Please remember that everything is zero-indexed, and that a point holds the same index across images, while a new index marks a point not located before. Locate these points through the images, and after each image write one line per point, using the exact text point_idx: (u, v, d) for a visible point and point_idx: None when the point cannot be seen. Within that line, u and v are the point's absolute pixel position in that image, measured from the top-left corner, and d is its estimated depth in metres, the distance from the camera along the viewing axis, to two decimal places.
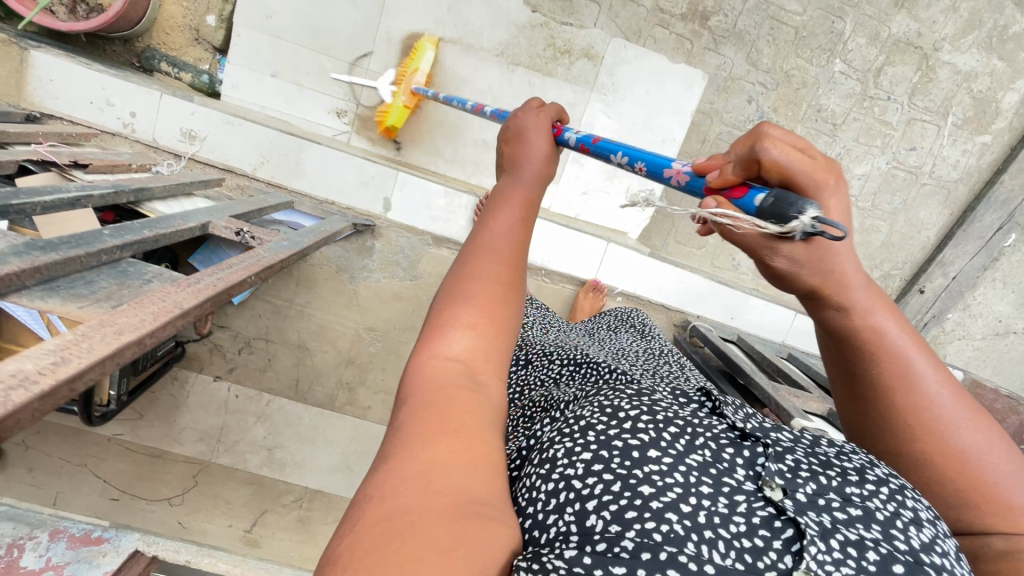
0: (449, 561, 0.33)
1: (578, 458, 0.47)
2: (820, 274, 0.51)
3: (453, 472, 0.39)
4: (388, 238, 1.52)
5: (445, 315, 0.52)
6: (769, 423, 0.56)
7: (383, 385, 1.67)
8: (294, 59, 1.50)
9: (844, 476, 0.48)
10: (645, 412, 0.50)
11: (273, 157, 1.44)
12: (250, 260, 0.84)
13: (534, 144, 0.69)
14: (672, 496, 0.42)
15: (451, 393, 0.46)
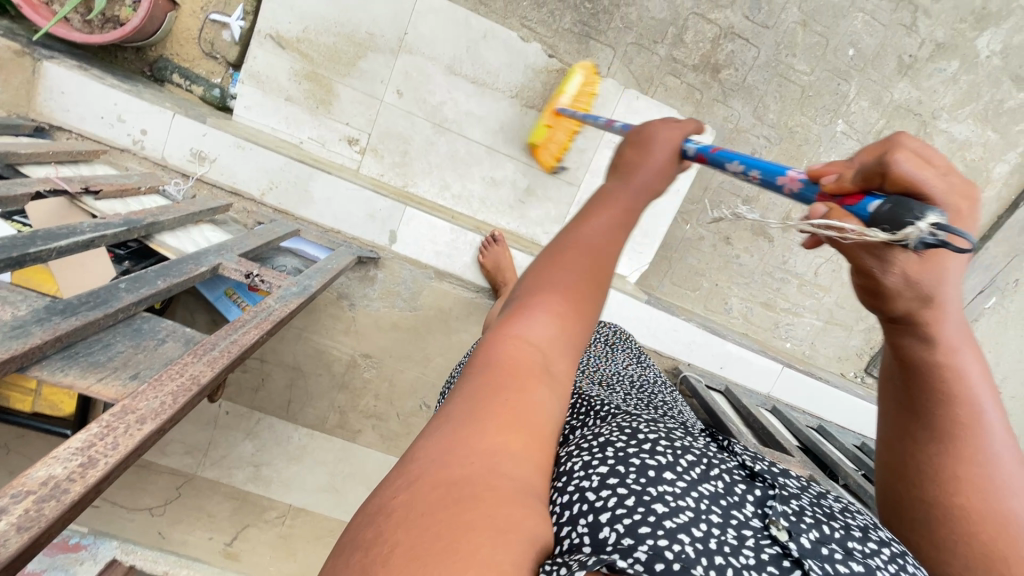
0: (503, 542, 0.35)
1: (594, 471, 0.51)
2: (921, 295, 0.46)
3: (516, 463, 0.41)
4: (392, 269, 1.57)
5: (527, 302, 0.53)
6: (776, 466, 0.58)
7: (375, 410, 1.68)
8: (310, 87, 1.52)
9: (848, 530, 0.49)
10: (662, 439, 0.54)
11: (282, 183, 1.46)
12: (263, 314, 0.86)
13: (656, 155, 0.64)
14: (685, 519, 0.45)
15: (528, 385, 0.46)
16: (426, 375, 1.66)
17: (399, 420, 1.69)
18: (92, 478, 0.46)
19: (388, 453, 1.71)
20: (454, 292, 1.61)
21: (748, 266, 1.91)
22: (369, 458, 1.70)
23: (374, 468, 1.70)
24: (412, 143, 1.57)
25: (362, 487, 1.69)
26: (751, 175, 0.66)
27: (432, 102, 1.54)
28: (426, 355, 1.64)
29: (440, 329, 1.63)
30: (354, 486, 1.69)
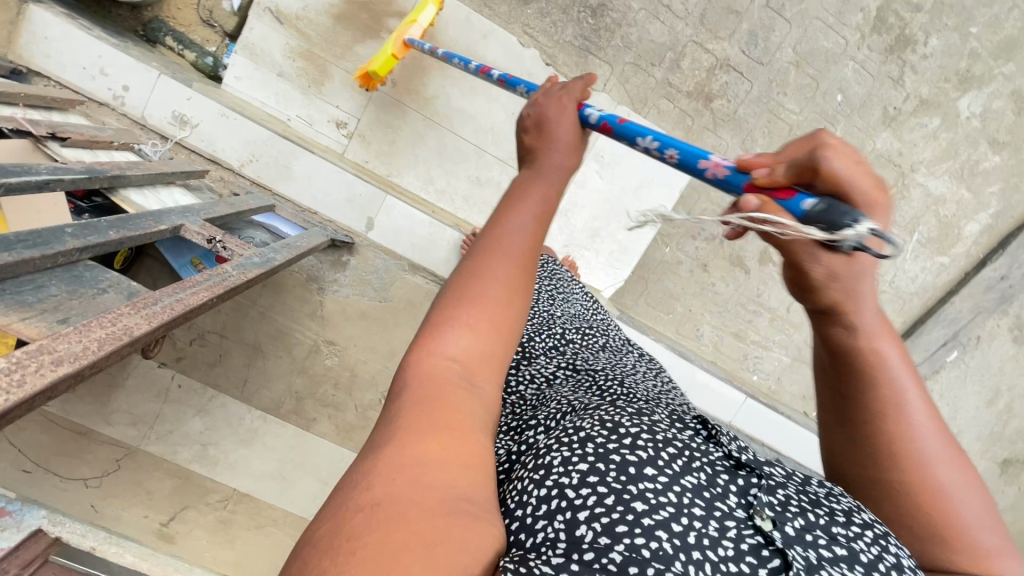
0: (436, 556, 0.34)
1: (574, 468, 0.47)
2: (844, 289, 0.50)
3: (449, 468, 0.40)
4: (366, 256, 1.55)
5: (448, 308, 0.51)
6: (760, 457, 0.58)
7: (333, 400, 1.63)
8: (303, 66, 1.50)
9: (833, 515, 0.49)
10: (643, 431, 0.51)
11: (263, 158, 1.44)
12: (217, 279, 0.83)
13: (563, 130, 0.64)
14: (664, 517, 0.44)
15: (453, 394, 0.46)
16: (389, 369, 1.62)
17: (357, 412, 1.64)
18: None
19: (341, 445, 1.65)
20: (427, 287, 1.58)
21: (723, 295, 1.92)
22: (321, 449, 1.64)
23: (324, 461, 1.64)
24: (401, 134, 1.56)
25: (310, 477, 1.63)
26: (668, 153, 0.66)
27: (425, 94, 1.54)
28: (391, 349, 1.61)
29: (409, 324, 1.60)
30: (302, 477, 1.63)
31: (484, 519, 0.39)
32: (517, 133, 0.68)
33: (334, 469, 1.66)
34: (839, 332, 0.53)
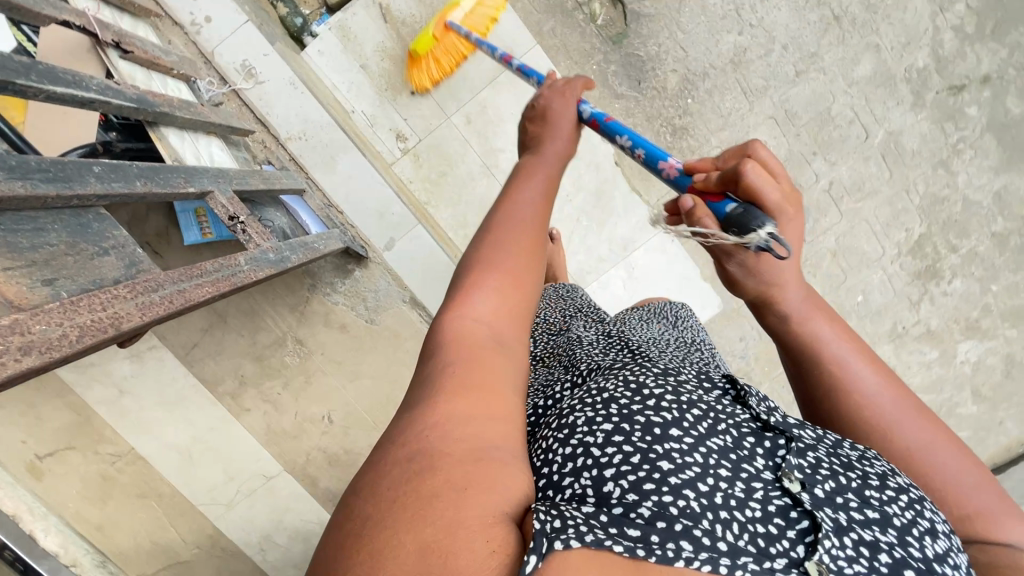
0: (465, 498, 0.38)
1: (599, 427, 0.50)
2: (763, 280, 0.63)
3: (474, 408, 0.45)
4: (372, 274, 1.48)
5: (470, 280, 0.57)
6: (790, 417, 0.57)
7: (275, 398, 1.51)
8: (388, 68, 1.47)
9: (865, 478, 0.51)
10: (667, 392, 0.53)
11: (313, 140, 1.40)
12: (226, 272, 0.76)
13: (562, 122, 0.75)
14: (691, 474, 0.46)
15: (478, 345, 0.52)
16: (344, 389, 1.52)
17: (293, 420, 1.53)
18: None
19: (264, 445, 1.53)
20: (419, 326, 1.52)
21: None
22: (243, 441, 1.53)
23: (240, 453, 1.53)
24: (454, 169, 1.52)
25: (219, 465, 1.52)
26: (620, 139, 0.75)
27: (493, 145, 1.52)
28: (356, 371, 1.51)
29: (384, 353, 1.51)
30: (208, 462, 1.52)
31: (517, 464, 0.43)
32: (524, 119, 0.79)
33: (245, 465, 1.54)
34: (773, 321, 0.66)
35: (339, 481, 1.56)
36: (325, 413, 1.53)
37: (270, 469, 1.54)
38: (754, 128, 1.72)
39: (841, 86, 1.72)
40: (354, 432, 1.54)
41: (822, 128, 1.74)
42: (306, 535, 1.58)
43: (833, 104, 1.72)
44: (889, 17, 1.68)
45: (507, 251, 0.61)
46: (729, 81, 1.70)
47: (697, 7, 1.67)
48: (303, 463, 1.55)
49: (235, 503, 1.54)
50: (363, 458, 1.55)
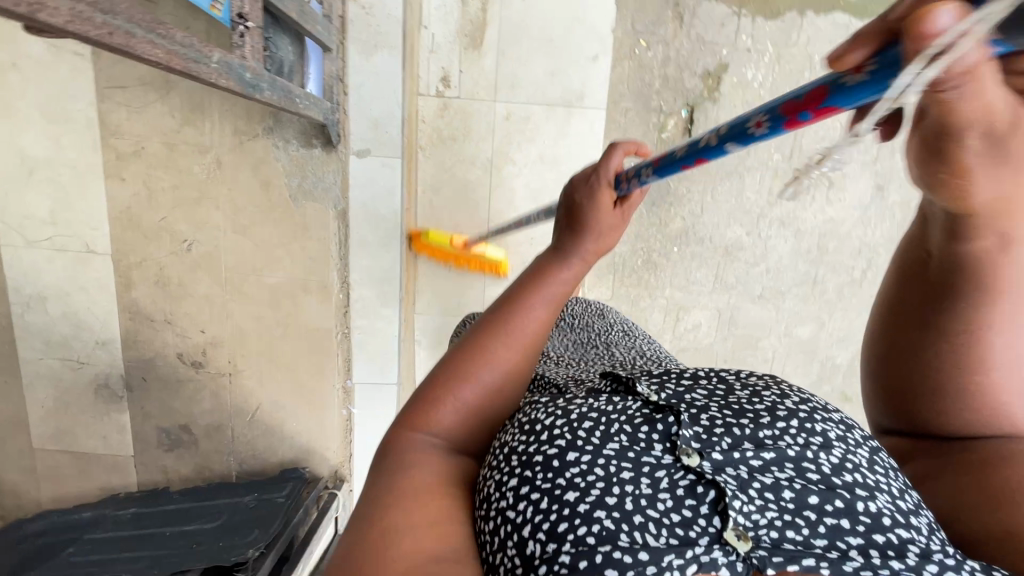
0: None
1: (507, 488, 0.51)
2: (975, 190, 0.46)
3: (413, 518, 0.50)
4: (328, 161, 1.39)
5: (414, 410, 0.63)
6: (682, 384, 0.61)
7: (157, 191, 1.43)
8: (482, 21, 1.47)
9: (756, 419, 0.54)
10: (557, 416, 0.55)
11: (371, 18, 1.34)
12: (189, 55, 0.71)
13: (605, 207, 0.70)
14: (597, 495, 0.48)
15: (427, 469, 0.57)
16: (224, 233, 1.45)
17: (156, 222, 1.45)
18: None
19: (109, 221, 1.45)
20: (331, 236, 1.44)
21: None
22: (93, 202, 1.44)
23: (83, 210, 1.44)
24: (467, 143, 1.54)
25: (54, 203, 1.43)
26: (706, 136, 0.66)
27: (510, 152, 1.55)
28: (247, 225, 1.44)
29: (283, 232, 1.43)
30: (46, 193, 1.42)
31: (459, 559, 0.48)
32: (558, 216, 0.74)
33: (77, 223, 1.45)
34: (988, 241, 0.52)
35: (152, 300, 1.50)
36: (189, 238, 1.45)
37: (96, 243, 1.46)
38: (700, 306, 1.93)
39: (777, 328, 1.95)
40: (199, 274, 1.48)
41: (742, 346, 1.98)
42: (81, 321, 1.52)
43: (762, 336, 1.97)
44: (845, 312, 1.93)
45: (485, 375, 0.63)
46: (710, 260, 1.88)
47: (736, 189, 1.81)
48: (133, 263, 1.48)
49: (39, 244, 1.46)
50: (189, 300, 1.50)
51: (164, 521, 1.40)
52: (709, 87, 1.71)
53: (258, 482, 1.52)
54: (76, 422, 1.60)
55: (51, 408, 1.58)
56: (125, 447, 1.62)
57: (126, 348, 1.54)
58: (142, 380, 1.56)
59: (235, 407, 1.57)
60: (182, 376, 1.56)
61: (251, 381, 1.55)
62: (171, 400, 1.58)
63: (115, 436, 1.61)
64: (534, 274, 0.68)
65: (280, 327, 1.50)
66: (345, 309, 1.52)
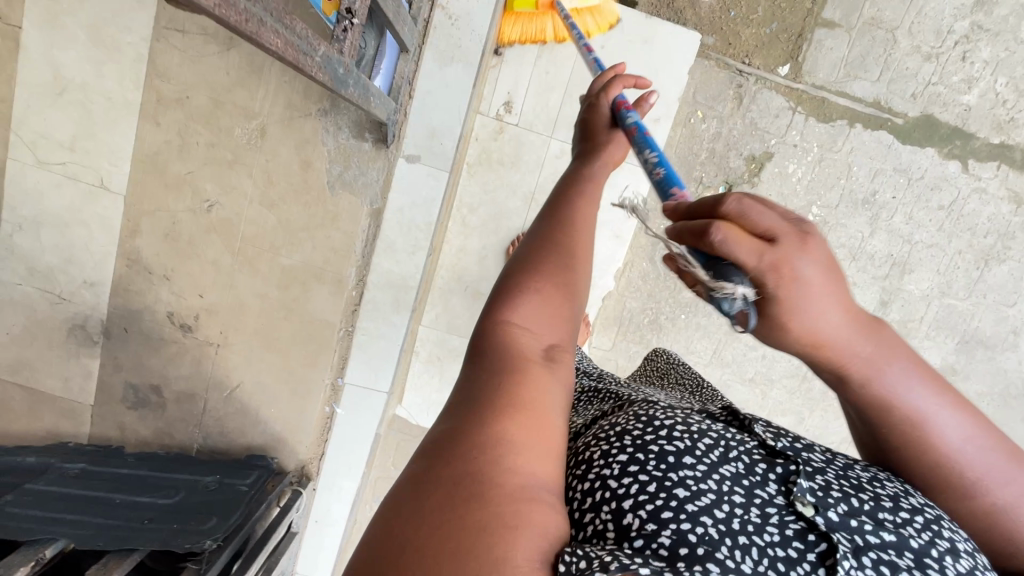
0: (514, 536, 0.42)
1: (615, 462, 0.58)
2: (802, 338, 0.53)
3: (523, 433, 0.48)
4: (375, 158, 1.35)
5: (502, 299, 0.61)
6: (801, 441, 0.64)
7: (190, 143, 1.37)
8: (558, 58, 1.47)
9: (880, 501, 0.57)
10: (677, 425, 0.61)
11: (455, 30, 1.32)
12: (302, 47, 0.67)
13: (619, 146, 0.82)
14: (705, 503, 0.53)
15: (525, 371, 0.54)
16: (250, 202, 1.39)
17: (181, 174, 1.39)
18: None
19: (131, 162, 1.38)
20: (359, 231, 1.40)
21: None
22: (119, 139, 1.37)
23: (106, 143, 1.37)
24: (513, 172, 1.53)
25: (77, 131, 1.36)
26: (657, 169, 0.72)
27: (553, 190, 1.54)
28: (276, 200, 1.39)
29: (311, 215, 1.39)
30: (72, 119, 1.35)
31: (555, 492, 0.48)
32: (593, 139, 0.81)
33: (96, 155, 1.38)
34: (830, 375, 0.59)
35: (155, 252, 1.43)
36: (212, 199, 1.40)
37: (111, 181, 1.39)
38: None
39: (761, 414, 1.97)
40: (213, 237, 1.42)
41: None
42: (72, 256, 1.44)
43: None
44: (825, 412, 1.99)
45: (569, 300, 0.63)
46: (713, 334, 1.91)
47: None
48: (145, 210, 1.41)
49: (49, 168, 1.38)
50: (195, 260, 1.43)
51: (114, 487, 1.31)
52: (750, 171, 1.77)
53: (223, 465, 1.45)
54: (39, 358, 1.50)
55: (16, 337, 1.48)
56: (85, 394, 1.53)
57: (114, 295, 1.46)
58: (123, 331, 1.49)
59: (214, 380, 1.50)
60: (166, 336, 1.48)
61: (238, 357, 1.49)
62: (147, 357, 1.50)
63: (78, 381, 1.52)
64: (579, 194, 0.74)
65: (283, 310, 1.45)
66: (353, 308, 1.46)
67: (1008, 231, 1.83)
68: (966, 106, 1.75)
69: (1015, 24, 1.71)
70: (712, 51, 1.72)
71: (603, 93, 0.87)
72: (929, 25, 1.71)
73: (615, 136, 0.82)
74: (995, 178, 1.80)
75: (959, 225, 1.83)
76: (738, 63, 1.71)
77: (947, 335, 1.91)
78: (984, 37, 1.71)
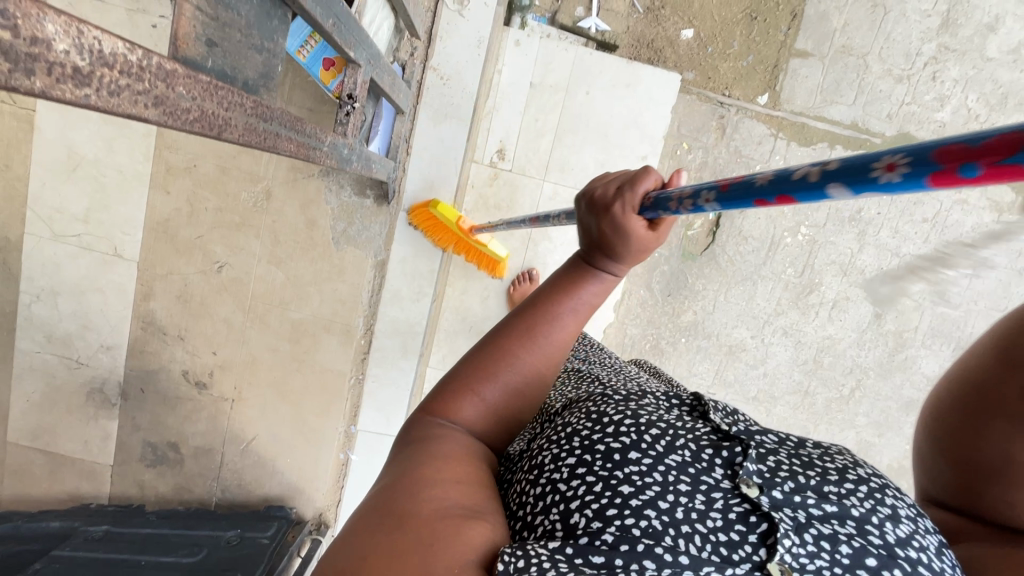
0: (430, 552, 0.46)
1: (564, 464, 0.58)
2: None
3: (445, 473, 0.56)
4: (377, 212, 1.41)
5: (440, 390, 0.68)
6: (754, 426, 0.66)
7: (199, 208, 1.43)
8: (546, 106, 1.55)
9: (825, 475, 0.59)
10: (626, 419, 0.61)
11: (446, 87, 1.39)
12: (311, 139, 0.73)
13: (630, 242, 0.65)
14: (651, 495, 0.54)
15: (455, 439, 0.63)
16: (259, 261, 1.45)
17: (192, 238, 1.44)
18: (18, 91, 0.29)
19: (143, 229, 1.44)
20: (364, 283, 1.45)
21: None
22: (130, 208, 1.43)
23: (118, 214, 1.43)
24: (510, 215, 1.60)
25: (90, 204, 1.41)
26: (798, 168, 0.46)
27: (548, 230, 1.61)
28: (284, 258, 1.44)
29: (318, 270, 1.44)
30: (85, 193, 1.41)
31: (478, 514, 0.53)
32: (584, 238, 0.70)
33: (109, 225, 1.43)
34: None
35: (169, 314, 1.48)
36: (221, 261, 1.45)
37: (124, 249, 1.45)
38: None
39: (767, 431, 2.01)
40: (224, 296, 1.47)
41: None
42: (89, 322, 1.49)
43: None
44: (829, 425, 2.02)
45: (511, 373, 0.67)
46: (714, 356, 1.95)
47: (748, 294, 1.90)
48: (158, 274, 1.46)
49: (64, 240, 1.43)
50: (207, 319, 1.48)
51: (139, 548, 1.35)
52: None
53: (243, 518, 1.49)
54: (59, 423, 1.54)
55: (36, 403, 1.52)
56: (105, 455, 1.56)
57: (130, 357, 1.51)
58: (139, 391, 1.53)
59: (230, 434, 1.54)
60: (182, 394, 1.53)
61: (253, 410, 1.53)
62: (164, 416, 1.54)
63: (97, 443, 1.56)
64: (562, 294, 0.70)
65: (295, 362, 1.49)
66: (362, 356, 1.51)
67: None
68: (940, 123, 1.82)
69: (980, 43, 1.78)
70: (692, 85, 1.79)
71: (630, 187, 0.64)
72: (898, 49, 1.78)
73: (636, 241, 0.65)
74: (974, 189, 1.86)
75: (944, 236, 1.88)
76: (718, 96, 1.79)
77: (943, 343, 1.95)
78: (951, 57, 1.79)
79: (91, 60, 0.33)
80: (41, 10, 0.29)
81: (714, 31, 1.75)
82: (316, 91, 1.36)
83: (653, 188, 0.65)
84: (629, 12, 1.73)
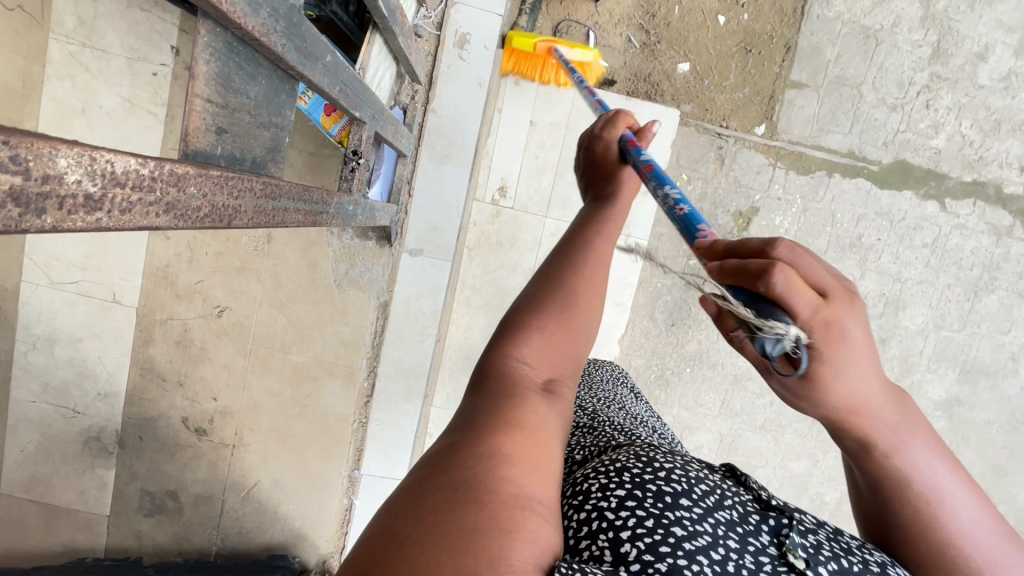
0: (507, 542, 0.38)
1: (612, 494, 0.54)
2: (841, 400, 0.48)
3: (520, 445, 0.46)
4: (379, 254, 1.41)
5: (516, 334, 0.58)
6: (794, 505, 0.62)
7: (199, 252, 1.41)
8: (546, 143, 1.56)
9: (868, 564, 0.53)
10: (677, 467, 0.58)
11: (447, 128, 1.39)
12: (317, 206, 0.71)
13: (628, 172, 0.77)
14: (703, 543, 0.51)
15: (529, 397, 0.53)
16: (260, 304, 1.43)
17: (191, 284, 1.42)
18: (27, 232, 0.28)
19: (142, 276, 1.42)
20: (367, 324, 1.44)
21: None
22: (130, 255, 1.41)
23: (117, 260, 1.41)
24: (511, 252, 1.60)
25: (87, 250, 1.39)
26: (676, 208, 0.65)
27: None
28: (286, 300, 1.43)
29: (319, 313, 1.43)
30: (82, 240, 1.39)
31: (549, 506, 0.44)
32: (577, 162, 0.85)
33: (106, 271, 1.41)
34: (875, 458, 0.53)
35: (168, 359, 1.46)
36: (222, 305, 1.43)
37: (123, 295, 1.43)
38: (703, 428, 1.97)
39: (775, 459, 1.99)
40: (224, 340, 1.45)
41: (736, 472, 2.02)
42: (86, 369, 1.46)
43: (759, 467, 2.01)
44: (838, 452, 2.00)
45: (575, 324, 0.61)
46: (720, 386, 1.94)
47: None
48: (157, 320, 1.44)
49: (60, 287, 1.40)
50: (207, 364, 1.46)
51: None
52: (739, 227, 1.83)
53: (244, 568, 1.45)
54: (54, 474, 1.50)
55: (30, 454, 1.48)
56: (101, 505, 1.52)
57: (129, 404, 1.48)
58: (138, 439, 1.50)
59: (231, 481, 1.51)
60: (182, 441, 1.49)
61: (254, 455, 1.50)
62: (163, 463, 1.51)
63: (94, 493, 1.51)
64: (591, 225, 0.70)
65: (296, 406, 1.47)
66: (366, 399, 1.49)
67: (992, 262, 1.88)
68: (935, 149, 1.84)
69: (971, 71, 1.81)
70: (690, 118, 1.80)
71: (611, 127, 0.82)
72: (892, 78, 1.81)
73: (627, 172, 0.77)
74: (973, 214, 1.86)
75: (945, 261, 1.88)
76: (715, 127, 1.80)
77: (948, 367, 1.94)
78: (944, 85, 1.81)
79: (104, 184, 0.32)
80: (52, 147, 0.28)
81: (709, 64, 1.77)
82: (316, 135, 1.35)
83: (626, 130, 0.82)
84: (626, 47, 1.75)
